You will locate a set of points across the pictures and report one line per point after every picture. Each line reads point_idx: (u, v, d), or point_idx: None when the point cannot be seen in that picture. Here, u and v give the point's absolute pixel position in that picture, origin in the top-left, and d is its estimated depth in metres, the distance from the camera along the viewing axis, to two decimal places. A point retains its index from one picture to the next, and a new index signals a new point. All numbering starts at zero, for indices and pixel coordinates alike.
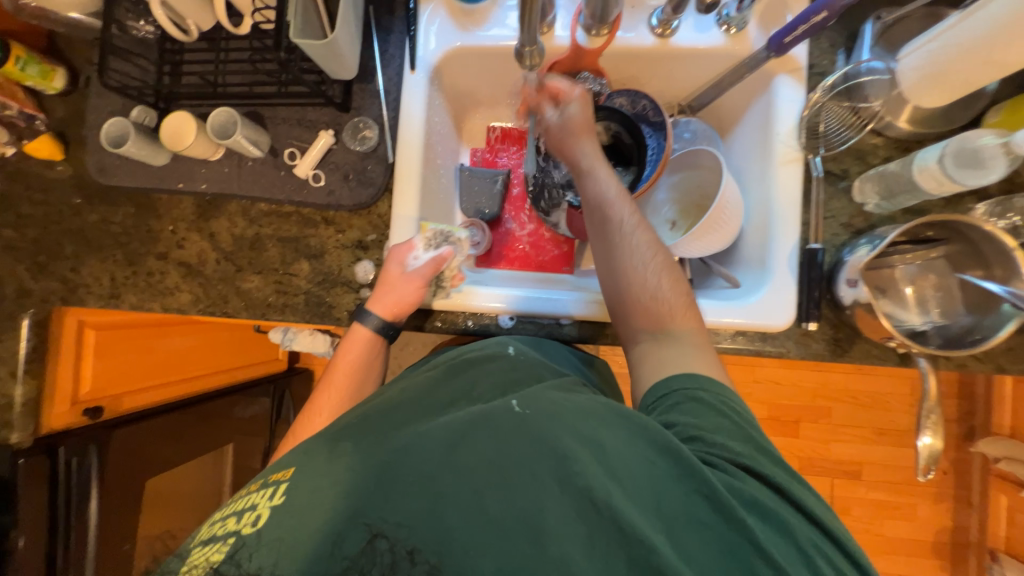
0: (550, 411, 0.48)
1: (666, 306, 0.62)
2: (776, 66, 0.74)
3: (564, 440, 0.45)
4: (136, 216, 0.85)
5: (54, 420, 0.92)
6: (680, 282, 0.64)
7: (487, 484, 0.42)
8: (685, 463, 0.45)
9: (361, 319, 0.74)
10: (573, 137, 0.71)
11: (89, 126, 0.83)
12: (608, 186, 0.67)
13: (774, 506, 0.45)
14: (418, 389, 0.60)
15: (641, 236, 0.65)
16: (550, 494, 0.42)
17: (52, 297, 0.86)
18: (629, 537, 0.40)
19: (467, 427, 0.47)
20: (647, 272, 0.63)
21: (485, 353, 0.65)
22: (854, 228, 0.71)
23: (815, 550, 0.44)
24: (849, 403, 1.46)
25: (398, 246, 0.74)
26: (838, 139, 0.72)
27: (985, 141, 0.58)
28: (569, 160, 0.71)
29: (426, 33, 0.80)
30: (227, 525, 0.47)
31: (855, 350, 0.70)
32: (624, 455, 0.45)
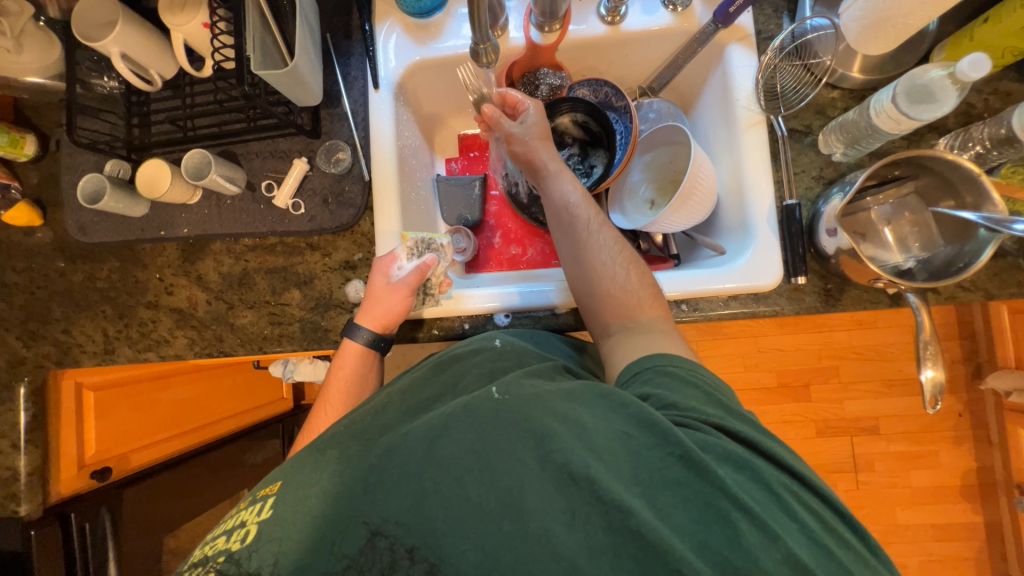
0: (527, 395, 0.48)
1: (634, 297, 0.64)
2: (726, 36, 0.76)
3: (540, 420, 0.45)
4: (122, 269, 0.85)
5: (65, 484, 0.92)
6: (646, 274, 0.66)
7: (467, 471, 0.43)
8: (658, 429, 0.45)
9: (351, 334, 0.74)
10: (536, 145, 0.73)
11: (65, 187, 0.84)
12: (574, 191, 0.70)
13: (746, 458, 0.45)
14: (405, 390, 0.60)
15: (606, 234, 0.68)
16: (528, 473, 0.42)
17: (46, 361, 0.86)
18: (607, 505, 0.40)
19: (448, 420, 0.47)
20: (614, 265, 0.65)
21: (471, 347, 0.64)
22: (825, 179, 0.73)
23: (787, 493, 0.44)
24: (856, 358, 1.46)
25: (382, 258, 0.75)
26: (795, 97, 0.75)
27: (932, 74, 0.60)
28: (534, 165, 0.74)
29: (384, 52, 0.82)
30: (217, 545, 0.48)
31: (846, 298, 0.71)
32: (599, 429, 0.45)
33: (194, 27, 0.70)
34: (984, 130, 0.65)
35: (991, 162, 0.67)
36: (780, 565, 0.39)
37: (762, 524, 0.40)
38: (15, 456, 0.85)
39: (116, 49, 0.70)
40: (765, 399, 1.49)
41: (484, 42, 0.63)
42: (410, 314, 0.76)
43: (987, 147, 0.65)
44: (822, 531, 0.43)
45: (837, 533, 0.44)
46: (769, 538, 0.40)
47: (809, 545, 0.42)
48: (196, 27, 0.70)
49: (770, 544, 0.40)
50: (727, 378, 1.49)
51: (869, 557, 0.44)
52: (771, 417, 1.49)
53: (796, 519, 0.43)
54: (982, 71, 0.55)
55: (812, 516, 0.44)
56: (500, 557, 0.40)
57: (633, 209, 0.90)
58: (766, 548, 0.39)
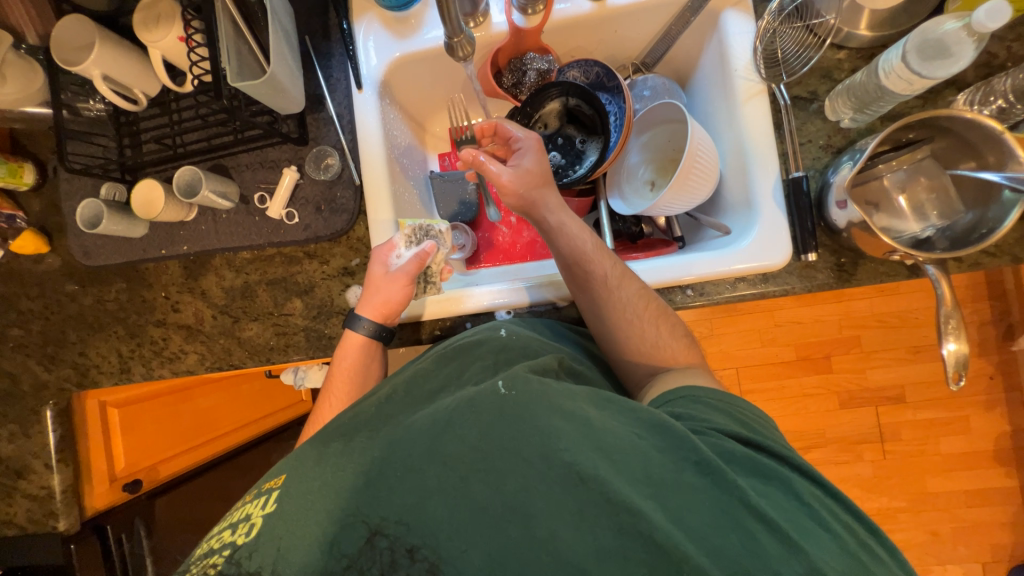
0: (536, 391, 0.47)
1: (666, 351, 0.63)
2: (720, 3, 0.72)
3: (547, 420, 0.44)
4: (129, 289, 0.87)
5: (99, 499, 0.94)
6: (676, 326, 0.65)
7: (471, 471, 0.43)
8: (673, 435, 0.44)
9: (353, 324, 0.73)
10: (536, 195, 0.68)
11: (66, 213, 0.85)
12: (584, 241, 0.66)
13: (771, 468, 0.44)
14: (410, 380, 0.59)
15: (627, 288, 0.64)
16: (534, 473, 0.42)
17: (67, 383, 0.88)
18: (616, 507, 0.39)
19: (453, 414, 0.47)
20: (641, 323, 0.63)
21: (474, 338, 0.62)
22: (834, 148, 0.69)
23: (810, 499, 0.43)
24: (877, 327, 1.41)
25: (380, 247, 0.74)
26: (798, 62, 0.70)
27: (947, 27, 0.56)
28: (534, 217, 0.69)
29: (365, 50, 0.79)
30: (223, 537, 0.48)
31: (861, 272, 0.67)
32: (611, 431, 0.44)
33: (170, 42, 0.69)
34: (1006, 81, 0.61)
35: (1015, 117, 0.62)
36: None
37: (783, 535, 0.39)
38: (48, 475, 0.88)
39: (97, 72, 0.69)
40: (784, 373, 1.45)
41: (457, 36, 0.59)
42: (412, 309, 0.76)
43: (1009, 101, 0.61)
44: (856, 545, 0.41)
45: (867, 546, 0.42)
46: (792, 549, 0.38)
47: (841, 556, 0.40)
48: (172, 42, 0.69)
49: (794, 556, 0.38)
50: (743, 355, 1.46)
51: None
52: (791, 391, 1.46)
53: (828, 529, 0.41)
54: (999, 20, 0.50)
55: (837, 523, 0.42)
56: (506, 561, 0.39)
57: (632, 192, 0.86)
58: (785, 558, 0.38)
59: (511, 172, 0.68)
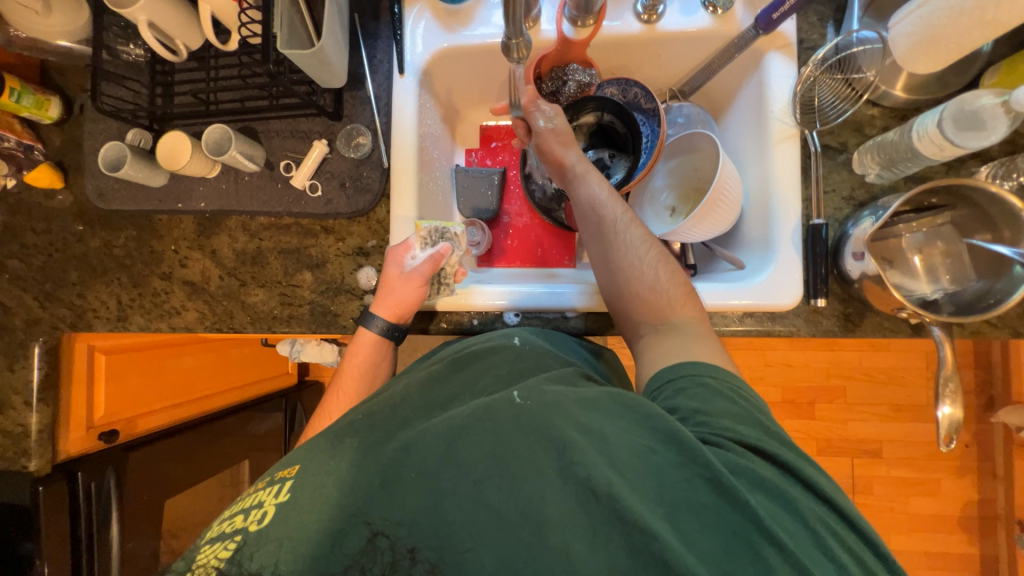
0: (552, 401, 0.47)
1: (665, 297, 0.62)
2: (765, 44, 0.74)
3: (565, 430, 0.44)
4: (138, 238, 0.86)
5: (73, 445, 0.94)
6: (677, 273, 0.64)
7: (487, 476, 0.43)
8: (685, 447, 0.43)
9: (366, 321, 0.73)
10: (562, 145, 0.72)
11: (87, 152, 0.84)
12: (601, 189, 0.69)
13: (775, 484, 0.43)
14: (421, 383, 0.59)
15: (634, 231, 0.66)
16: (549, 485, 0.42)
17: (61, 323, 0.88)
18: (629, 526, 0.39)
19: (468, 420, 0.47)
20: (644, 264, 0.64)
21: (490, 345, 0.62)
22: (856, 201, 0.70)
23: (820, 526, 0.42)
24: (864, 380, 1.44)
25: (396, 247, 0.74)
26: (832, 112, 0.72)
27: (983, 102, 0.58)
28: (559, 165, 0.73)
29: (412, 37, 0.80)
30: (235, 523, 0.47)
31: (866, 324, 0.69)
32: (623, 443, 0.44)
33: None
34: None
35: None
36: None
37: (792, 558, 0.39)
38: (26, 412, 0.88)
39: (144, 18, 0.69)
40: None
41: (516, 38, 0.60)
42: (422, 305, 0.76)
43: None
44: (860, 573, 0.41)
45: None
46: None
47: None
48: (224, 0, 0.69)
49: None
50: None
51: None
52: None
53: (831, 557, 0.40)
54: None
55: (849, 554, 0.41)
56: (518, 565, 0.39)
57: (652, 215, 0.88)
58: None
59: (545, 124, 0.73)
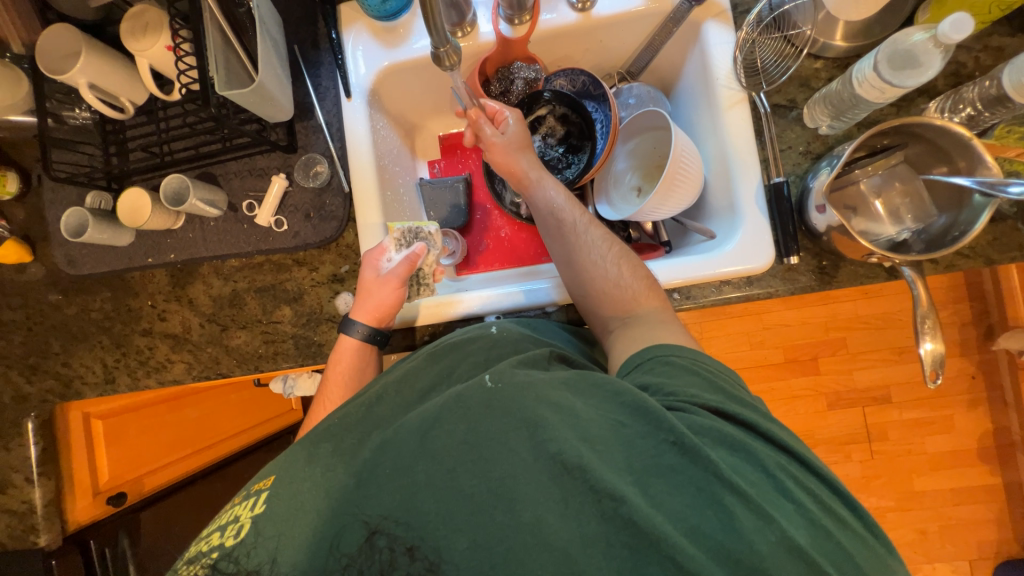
0: (523, 382, 0.47)
1: (628, 291, 0.62)
2: (701, 13, 0.73)
3: (535, 410, 0.44)
4: (114, 298, 0.86)
5: (81, 513, 0.93)
6: (639, 267, 0.65)
7: (459, 463, 0.42)
8: (651, 415, 0.43)
9: (346, 329, 0.73)
10: (517, 154, 0.73)
11: (51, 222, 0.84)
12: (557, 195, 0.70)
13: (740, 439, 0.43)
14: (400, 379, 0.58)
15: (593, 232, 0.67)
16: (521, 463, 0.41)
17: (50, 394, 0.87)
18: (599, 494, 0.39)
19: (441, 411, 0.46)
20: (605, 262, 0.64)
21: (466, 335, 0.62)
22: (813, 154, 0.71)
23: (783, 474, 0.42)
24: (862, 328, 1.44)
25: (371, 251, 0.75)
26: (776, 71, 0.72)
27: (914, 38, 0.58)
28: (515, 174, 0.73)
29: (353, 59, 0.80)
30: (211, 541, 0.48)
31: (842, 274, 0.69)
32: (593, 418, 0.44)
33: (158, 50, 0.69)
34: (975, 89, 0.63)
35: (983, 124, 0.64)
36: (772, 544, 0.37)
37: (753, 505, 0.39)
38: (29, 488, 0.86)
39: (83, 80, 0.69)
40: (773, 375, 1.47)
41: (444, 46, 0.58)
42: (401, 316, 0.76)
43: (977, 108, 0.63)
44: (821, 513, 0.41)
45: (845, 522, 0.41)
46: (762, 519, 0.38)
47: (804, 525, 0.39)
48: (159, 51, 0.69)
49: (764, 526, 0.38)
50: (732, 356, 1.47)
51: (871, 540, 0.42)
52: (779, 392, 1.48)
53: (792, 501, 0.40)
54: (964, 32, 0.52)
55: (812, 499, 0.41)
56: (492, 546, 0.39)
57: (619, 198, 0.88)
58: (758, 528, 0.38)
59: (499, 135, 0.74)
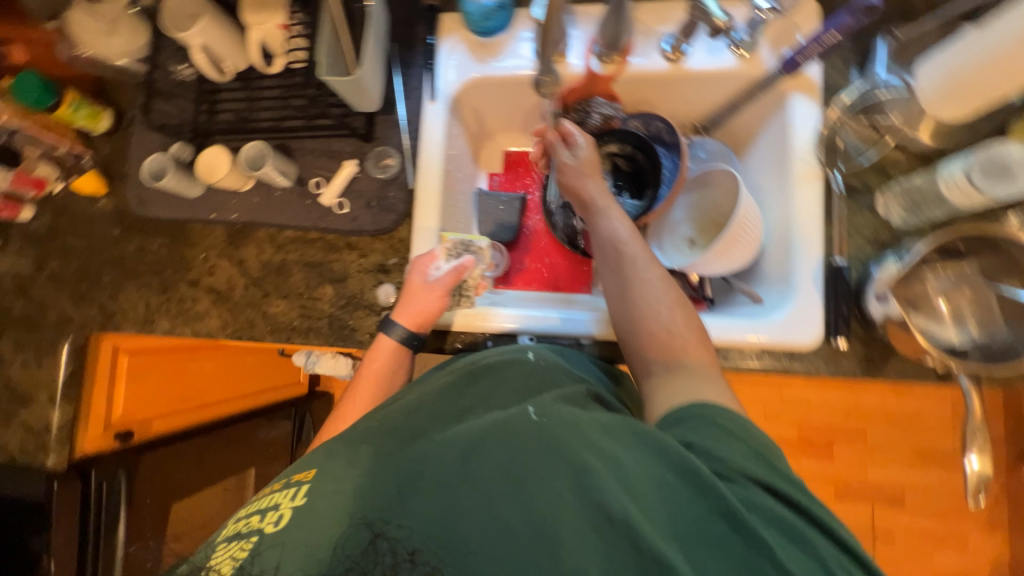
0: (568, 421, 0.47)
1: (677, 338, 0.62)
2: (789, 85, 0.74)
3: (580, 452, 0.43)
4: (171, 244, 0.89)
5: (90, 442, 0.95)
6: (692, 316, 0.64)
7: (499, 492, 0.42)
8: (701, 481, 0.42)
9: (385, 329, 0.74)
10: (586, 178, 0.74)
11: (131, 162, 0.89)
12: (620, 226, 0.70)
13: (792, 522, 0.42)
14: (438, 393, 0.59)
15: (651, 271, 0.66)
16: (564, 504, 0.41)
17: (90, 322, 0.91)
18: (645, 554, 0.39)
19: (485, 434, 0.46)
20: (658, 304, 0.64)
21: (504, 357, 0.63)
22: (879, 242, 0.70)
23: (837, 568, 0.41)
24: (885, 424, 1.39)
25: (420, 257, 0.77)
26: (857, 154, 0.72)
27: (1010, 151, 0.58)
28: (582, 198, 0.74)
29: (444, 66, 0.83)
30: (252, 523, 0.48)
31: (888, 368, 0.67)
32: (639, 472, 0.43)
33: (270, 26, 0.76)
34: None
35: None
36: None
37: None
38: (50, 409, 0.91)
39: (198, 41, 0.75)
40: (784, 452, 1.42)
41: (547, 76, 0.64)
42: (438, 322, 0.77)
43: None
44: None
45: None
46: None
47: None
48: (271, 27, 0.76)
49: None
50: None
51: None
52: None
53: None
54: None
55: None
56: None
57: (670, 246, 0.88)
58: None
59: (572, 158, 0.76)
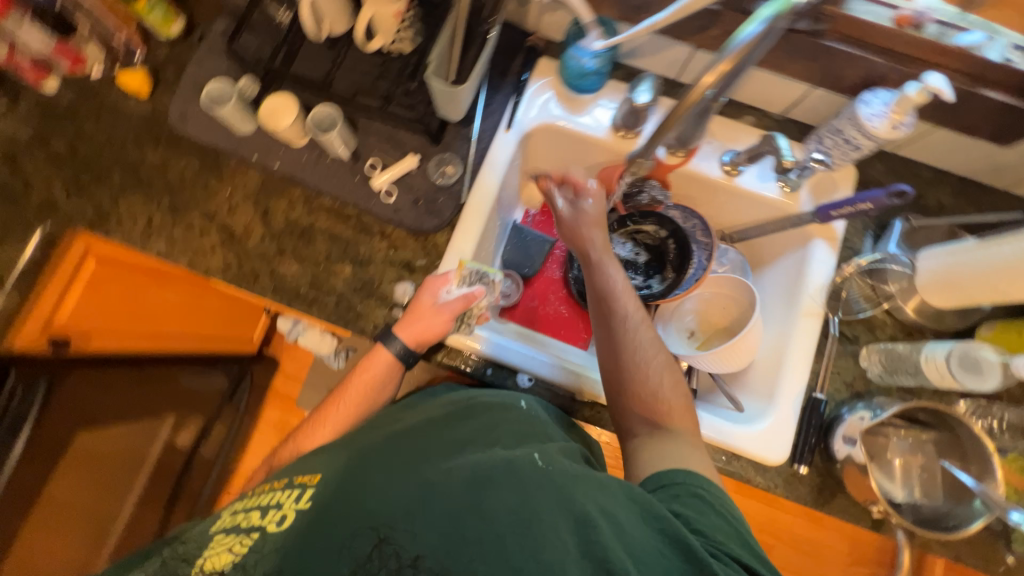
0: (570, 472, 0.49)
1: (664, 403, 0.65)
2: (816, 230, 0.84)
3: (585, 504, 0.45)
4: (198, 170, 0.86)
5: (24, 339, 0.85)
6: (679, 382, 0.67)
7: (509, 530, 0.43)
8: (692, 555, 0.46)
9: (385, 339, 0.74)
10: (589, 228, 0.76)
11: (187, 76, 0.87)
12: (616, 281, 0.72)
13: None
14: (436, 419, 0.60)
15: (642, 331, 0.69)
16: (568, 553, 0.43)
17: (80, 217, 0.85)
18: None
19: (493, 470, 0.47)
20: (647, 366, 0.67)
21: (499, 402, 0.64)
22: (854, 389, 0.78)
23: None
24: (794, 549, 1.47)
25: (435, 277, 0.76)
26: (856, 307, 0.81)
27: (984, 353, 0.68)
28: (581, 249, 0.76)
29: (528, 103, 0.88)
30: (253, 517, 0.52)
31: (834, 504, 0.73)
32: (636, 534, 0.45)
33: (386, 10, 0.76)
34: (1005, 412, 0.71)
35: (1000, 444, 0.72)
36: None
37: None
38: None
39: None
40: None
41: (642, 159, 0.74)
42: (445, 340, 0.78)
43: None
44: None
45: None
46: None
47: None
48: (388, 12, 0.76)
49: None
50: None
51: None
52: None
53: None
54: None
55: None
56: None
57: (673, 332, 0.94)
58: None
59: (573, 208, 0.78)
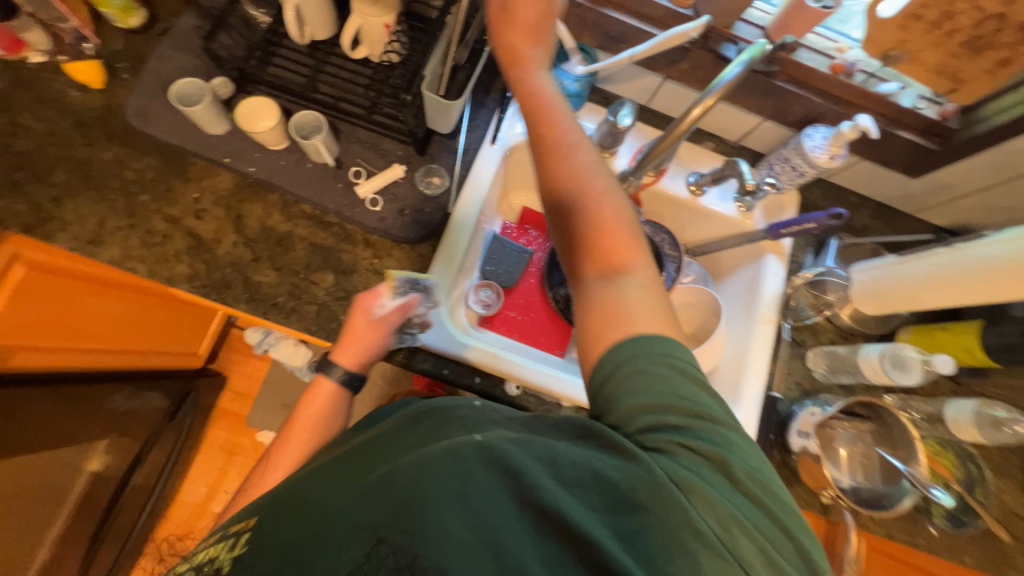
0: (510, 434, 0.45)
1: (611, 234, 0.54)
2: (769, 246, 0.94)
3: (520, 458, 0.43)
4: (160, 170, 0.80)
5: None
6: (628, 210, 0.56)
7: (449, 510, 0.41)
8: (625, 457, 0.43)
9: (326, 369, 0.72)
10: (522, 36, 0.63)
11: (148, 71, 0.81)
12: (556, 102, 0.62)
13: (723, 490, 0.43)
14: (381, 436, 0.53)
15: (586, 154, 0.58)
16: (508, 511, 0.41)
17: (11, 218, 0.75)
18: (579, 540, 0.40)
19: (432, 460, 0.43)
20: (596, 190, 0.56)
21: (449, 398, 0.54)
22: (803, 388, 0.88)
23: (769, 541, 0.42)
24: None
25: (364, 293, 0.73)
26: (803, 314, 0.91)
27: (909, 353, 0.79)
28: (513, 64, 0.64)
29: (512, 119, 0.91)
30: (225, 543, 0.50)
31: (790, 492, 0.82)
32: (572, 464, 0.43)
33: (375, 22, 0.75)
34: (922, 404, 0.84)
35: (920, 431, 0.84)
36: None
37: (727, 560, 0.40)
38: None
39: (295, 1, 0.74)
40: None
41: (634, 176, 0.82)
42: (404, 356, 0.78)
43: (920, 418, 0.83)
44: None
45: None
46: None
47: None
48: (377, 24, 0.75)
49: None
50: None
51: None
52: None
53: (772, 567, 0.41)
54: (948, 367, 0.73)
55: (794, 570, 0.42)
56: None
57: None
58: None
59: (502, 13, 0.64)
